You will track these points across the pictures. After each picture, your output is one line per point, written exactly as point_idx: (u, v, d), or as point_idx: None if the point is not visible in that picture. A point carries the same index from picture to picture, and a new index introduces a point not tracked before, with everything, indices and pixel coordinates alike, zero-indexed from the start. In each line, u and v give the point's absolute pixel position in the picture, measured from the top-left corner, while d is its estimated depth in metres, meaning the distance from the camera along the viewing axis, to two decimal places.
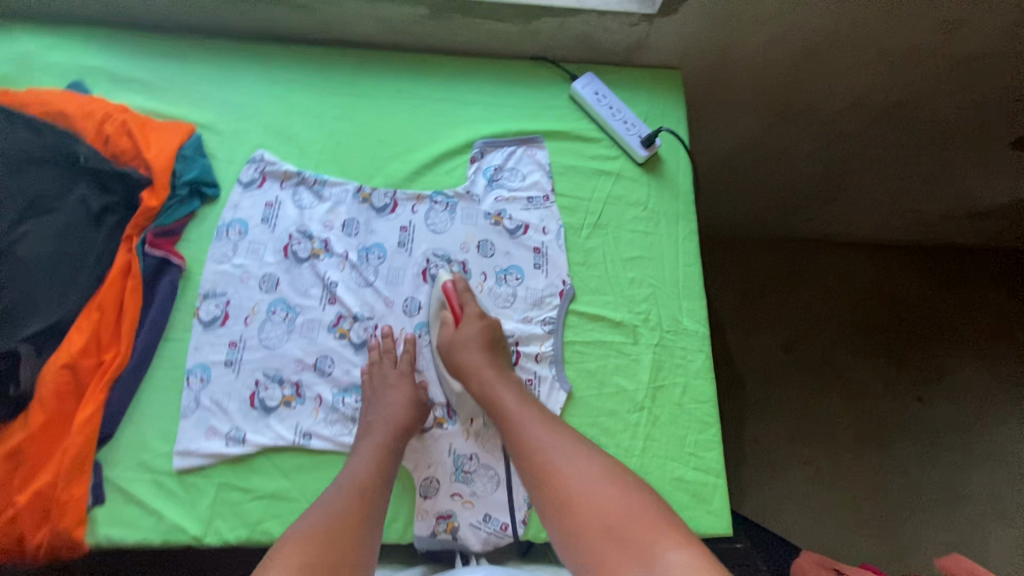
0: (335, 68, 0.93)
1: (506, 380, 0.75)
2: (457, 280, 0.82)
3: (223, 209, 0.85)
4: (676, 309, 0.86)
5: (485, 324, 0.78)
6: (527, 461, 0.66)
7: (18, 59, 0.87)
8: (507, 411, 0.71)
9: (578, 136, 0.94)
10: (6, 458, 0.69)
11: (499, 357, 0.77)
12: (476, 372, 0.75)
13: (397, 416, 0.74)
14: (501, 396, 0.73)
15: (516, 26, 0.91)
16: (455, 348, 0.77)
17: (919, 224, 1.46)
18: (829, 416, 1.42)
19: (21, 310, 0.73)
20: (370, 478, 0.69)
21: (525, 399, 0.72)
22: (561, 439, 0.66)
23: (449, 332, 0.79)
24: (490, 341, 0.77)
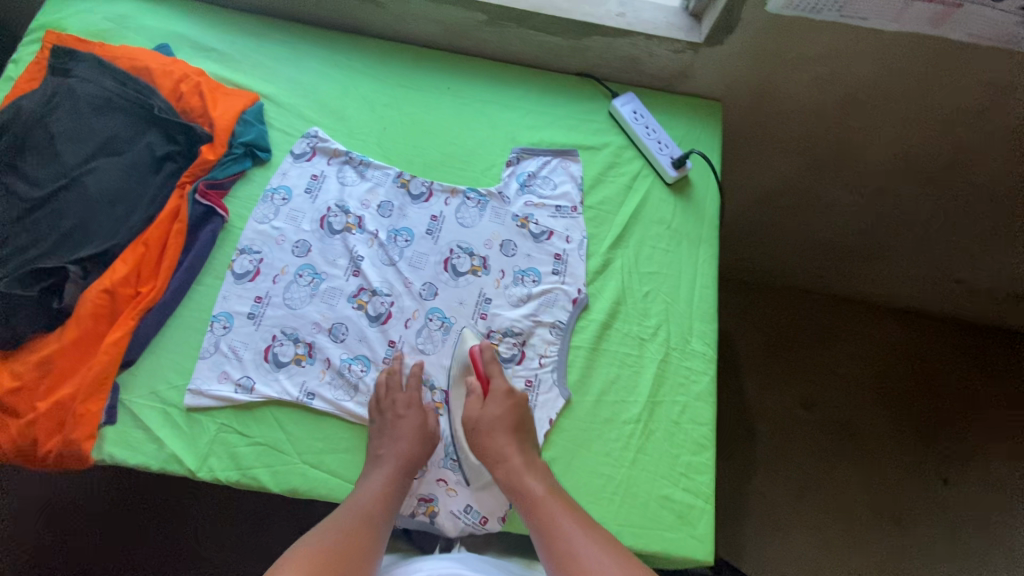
0: (393, 61, 1.00)
1: (534, 469, 0.74)
2: (484, 347, 0.81)
3: (272, 174, 0.90)
4: (687, 329, 0.86)
5: (514, 402, 0.78)
6: (551, 556, 0.66)
7: (117, 19, 0.97)
8: (539, 506, 0.70)
9: (612, 150, 0.96)
10: (37, 365, 0.75)
11: (528, 442, 0.76)
12: (506, 454, 0.74)
13: (406, 448, 0.74)
14: (530, 490, 0.72)
15: (566, 41, 0.96)
16: (482, 428, 0.76)
17: (964, 297, 1.40)
18: (842, 481, 1.35)
19: (79, 236, 0.82)
20: (378, 512, 0.70)
21: (555, 489, 0.72)
22: (587, 535, 0.67)
23: (471, 406, 0.78)
24: (515, 425, 0.76)
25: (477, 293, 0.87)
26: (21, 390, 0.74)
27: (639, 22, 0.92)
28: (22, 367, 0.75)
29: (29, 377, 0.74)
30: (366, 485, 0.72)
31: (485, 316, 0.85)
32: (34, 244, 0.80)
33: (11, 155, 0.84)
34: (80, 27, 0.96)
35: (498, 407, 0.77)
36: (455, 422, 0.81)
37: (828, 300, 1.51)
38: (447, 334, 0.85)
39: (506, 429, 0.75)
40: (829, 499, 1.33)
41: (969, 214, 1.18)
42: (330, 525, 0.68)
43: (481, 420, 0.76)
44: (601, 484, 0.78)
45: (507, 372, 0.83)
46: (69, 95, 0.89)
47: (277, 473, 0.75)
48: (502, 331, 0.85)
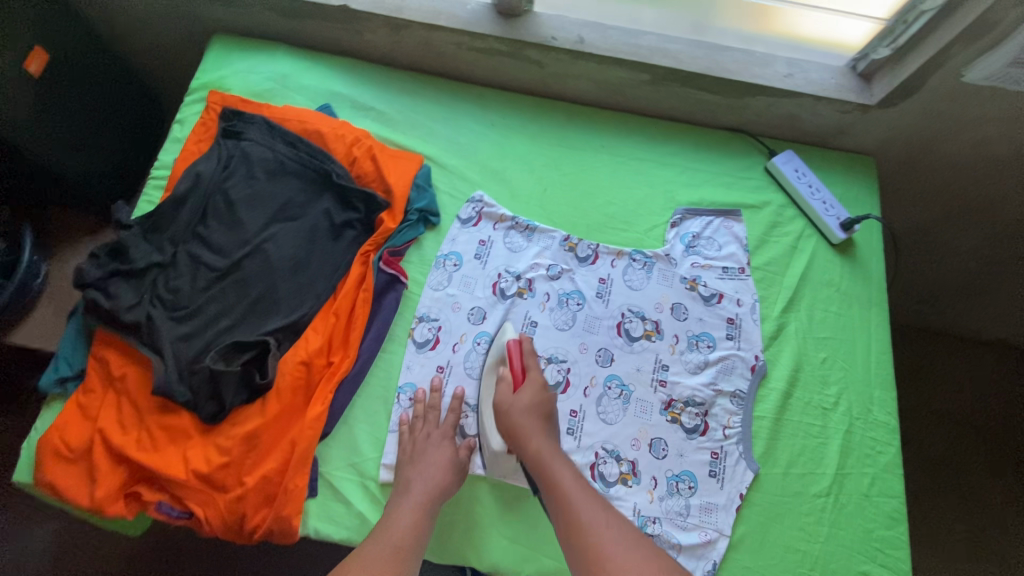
0: (547, 118, 1.00)
1: (559, 456, 0.70)
2: (523, 340, 0.81)
3: (442, 240, 0.91)
4: (867, 398, 0.86)
5: (546, 397, 0.76)
6: (568, 537, 0.62)
7: (277, 78, 0.96)
8: (561, 486, 0.67)
9: (774, 210, 0.96)
10: (242, 440, 0.74)
11: (553, 435, 0.74)
12: (533, 435, 0.72)
13: (438, 479, 0.73)
14: (554, 470, 0.68)
15: (727, 100, 0.96)
16: (512, 414, 0.74)
17: None
18: None
19: (268, 306, 0.82)
20: (410, 540, 0.67)
21: (579, 476, 0.69)
22: (603, 517, 0.63)
23: (504, 393, 0.76)
24: (548, 414, 0.75)
25: (654, 360, 0.86)
26: (227, 466, 0.74)
27: (808, 84, 0.92)
28: (227, 442, 0.74)
29: (235, 452, 0.74)
30: (398, 511, 0.69)
31: (664, 384, 0.84)
32: (224, 314, 0.80)
33: (194, 223, 0.85)
34: (241, 86, 0.95)
35: (532, 396, 0.75)
36: (484, 406, 0.80)
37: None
38: (627, 403, 0.83)
39: (536, 418, 0.74)
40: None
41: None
42: (365, 552, 0.64)
43: (515, 407, 0.74)
44: (798, 559, 0.77)
45: (692, 444, 0.82)
46: (244, 159, 0.89)
47: (481, 547, 0.76)
48: (683, 400, 0.84)
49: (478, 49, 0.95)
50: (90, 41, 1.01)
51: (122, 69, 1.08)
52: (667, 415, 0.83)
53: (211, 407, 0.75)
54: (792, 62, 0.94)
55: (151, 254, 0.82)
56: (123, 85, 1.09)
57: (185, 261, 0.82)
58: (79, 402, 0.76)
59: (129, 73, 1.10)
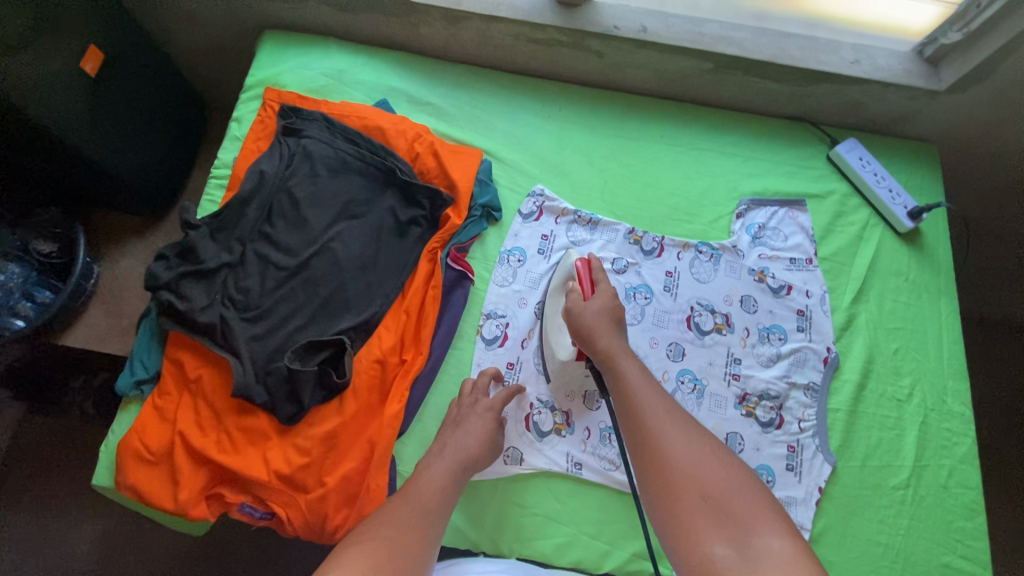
0: (604, 109, 0.99)
1: (630, 353, 0.68)
2: (592, 259, 0.78)
3: (505, 235, 0.90)
4: (942, 389, 0.85)
5: (617, 305, 0.73)
6: (637, 432, 0.61)
7: (333, 73, 0.95)
8: (630, 392, 0.64)
9: (838, 199, 0.95)
10: (323, 440, 0.74)
11: (623, 336, 0.71)
12: (604, 332, 0.69)
13: (474, 451, 0.72)
14: (625, 365, 0.66)
15: (790, 88, 0.94)
16: (582, 316, 0.71)
17: None
18: None
19: (338, 305, 0.81)
20: (437, 502, 0.66)
21: (648, 372, 0.67)
22: (666, 408, 0.62)
23: (575, 299, 0.74)
24: (621, 319, 0.72)
25: (725, 353, 0.85)
26: (308, 467, 0.73)
27: (876, 70, 0.90)
28: (307, 442, 0.74)
29: (315, 453, 0.74)
30: (430, 476, 0.69)
31: (738, 377, 0.84)
32: (295, 313, 0.80)
33: (260, 223, 0.84)
34: (297, 82, 0.94)
35: (604, 302, 0.73)
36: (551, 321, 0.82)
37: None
38: (701, 397, 0.83)
39: (608, 321, 0.71)
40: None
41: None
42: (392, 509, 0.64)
43: (586, 309, 0.72)
44: (879, 552, 0.76)
45: (768, 438, 0.81)
46: (306, 157, 0.88)
47: (561, 543, 0.75)
48: (757, 394, 0.83)
49: (537, 40, 0.93)
50: (139, 38, 1.01)
51: (167, 65, 1.09)
52: (741, 409, 0.82)
53: (290, 408, 0.75)
54: (858, 47, 0.92)
55: (219, 255, 0.81)
56: (169, 82, 1.09)
57: (253, 260, 0.82)
58: (156, 405, 0.76)
59: (173, 70, 1.10)
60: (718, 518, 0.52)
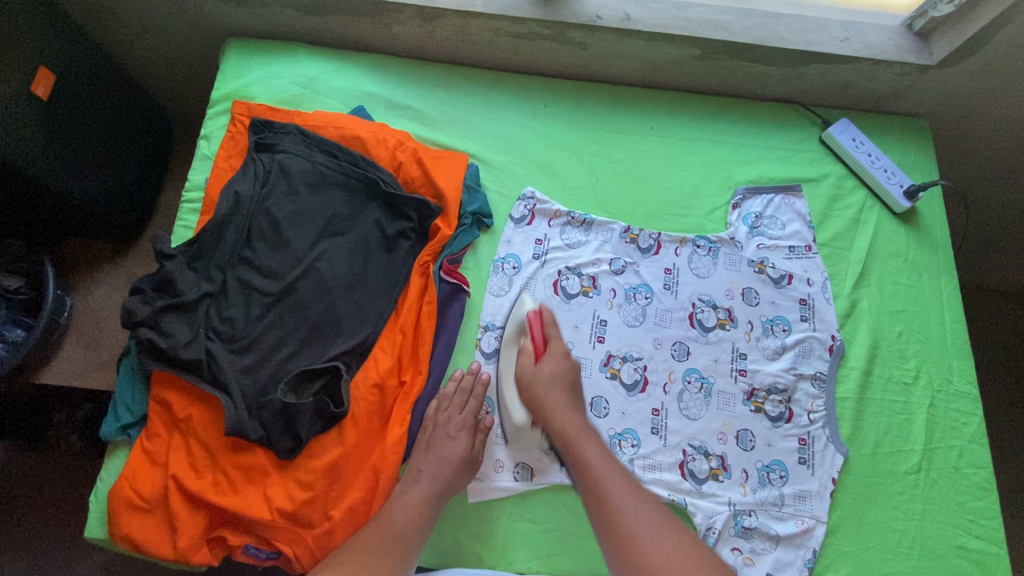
0: (590, 102, 0.95)
1: (584, 428, 0.70)
2: (544, 311, 0.79)
3: (498, 242, 0.87)
4: (947, 369, 0.84)
5: (568, 367, 0.75)
6: (597, 501, 0.64)
7: (304, 82, 0.90)
8: (589, 467, 0.66)
9: (834, 182, 0.93)
10: (326, 471, 0.71)
11: (577, 404, 0.74)
12: (557, 409, 0.71)
13: (446, 474, 0.71)
14: (580, 445, 0.68)
15: (780, 70, 0.92)
16: (535, 384, 0.73)
17: None
18: None
19: (329, 329, 0.77)
20: (410, 529, 0.67)
21: (606, 450, 0.69)
22: (628, 494, 0.64)
23: (526, 363, 0.76)
24: (572, 385, 0.74)
25: (731, 349, 0.83)
26: (311, 502, 0.70)
27: (866, 48, 0.87)
28: (310, 475, 0.71)
29: (318, 486, 0.71)
30: (403, 501, 0.68)
31: (744, 373, 0.82)
32: (284, 341, 0.76)
33: (240, 247, 0.79)
34: (267, 94, 0.89)
35: (555, 367, 0.74)
36: (501, 379, 0.79)
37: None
38: (709, 396, 0.81)
39: (561, 389, 0.73)
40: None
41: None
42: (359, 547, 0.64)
43: (538, 377, 0.74)
44: (895, 539, 0.76)
45: (779, 432, 0.80)
46: (283, 174, 0.83)
47: (581, 557, 0.74)
48: (765, 388, 0.82)
49: (516, 35, 0.89)
50: (86, 53, 0.94)
51: (121, 78, 1.01)
52: (750, 405, 0.81)
53: (288, 442, 0.72)
54: (847, 25, 0.89)
55: (199, 285, 0.77)
56: (126, 97, 1.02)
57: (235, 288, 0.77)
58: (146, 449, 0.72)
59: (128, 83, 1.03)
60: None
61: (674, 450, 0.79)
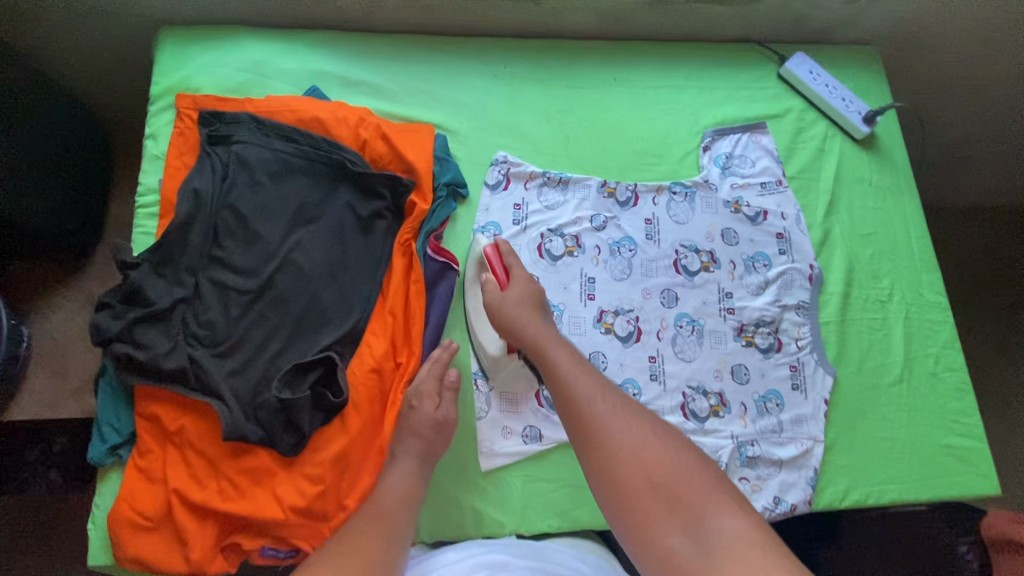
0: (550, 60, 0.93)
1: (556, 338, 0.68)
2: (500, 243, 0.78)
3: (476, 212, 0.85)
4: (917, 283, 0.88)
5: (534, 288, 0.74)
6: (568, 398, 0.59)
7: (250, 66, 0.85)
8: (556, 367, 0.63)
9: (796, 115, 0.94)
10: (334, 462, 0.70)
11: (546, 321, 0.72)
12: (527, 323, 0.70)
13: (422, 445, 0.71)
14: (551, 351, 0.66)
15: (734, 9, 0.92)
16: (501, 307, 0.72)
17: None
18: None
19: (316, 319, 0.75)
20: (400, 503, 0.66)
21: (575, 355, 0.65)
22: (598, 386, 0.60)
23: (491, 290, 0.75)
24: (539, 306, 0.73)
25: (717, 290, 0.85)
26: (324, 494, 0.69)
27: None
28: (318, 468, 0.70)
29: (329, 478, 0.69)
30: (387, 479, 0.68)
31: (732, 311, 0.84)
32: (271, 338, 0.73)
33: (208, 247, 0.75)
34: (212, 83, 0.84)
35: (521, 289, 0.74)
36: (474, 326, 0.79)
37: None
38: (701, 337, 0.83)
39: (530, 306, 0.72)
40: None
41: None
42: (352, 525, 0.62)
43: (506, 300, 0.73)
44: (887, 447, 0.81)
45: (771, 363, 0.83)
46: (242, 166, 0.79)
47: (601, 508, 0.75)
48: (753, 322, 0.84)
49: None
50: None
51: (46, 86, 0.94)
52: (740, 340, 0.83)
53: (290, 438, 0.70)
54: None
55: (170, 290, 0.73)
56: (54, 106, 0.95)
57: (210, 290, 0.74)
58: (139, 467, 0.69)
59: (56, 90, 0.96)
60: (665, 501, 0.50)
61: (674, 394, 0.81)
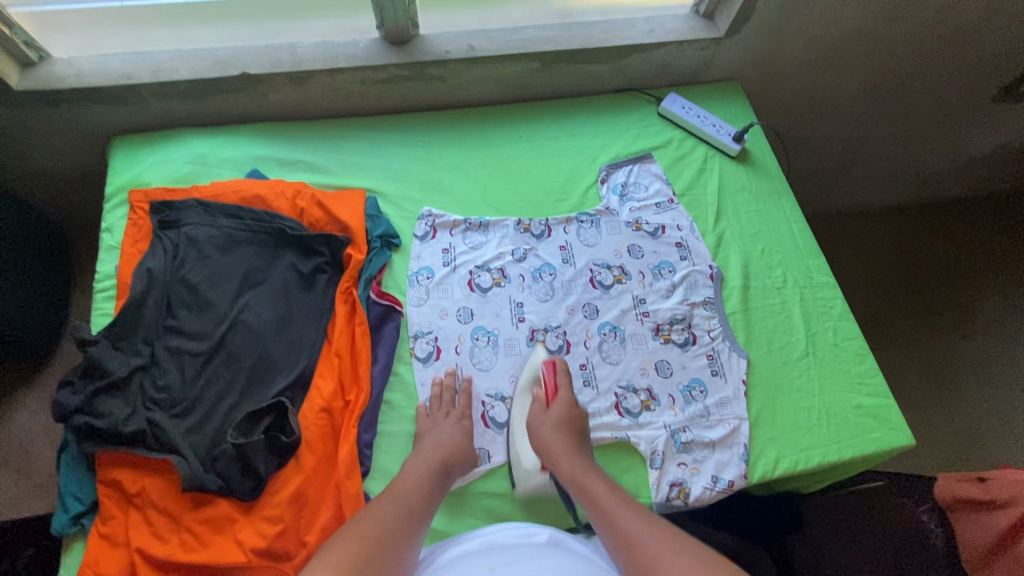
0: (462, 125, 1.08)
1: (590, 468, 0.78)
2: (555, 360, 0.87)
3: (408, 259, 0.95)
4: (806, 268, 1.00)
5: (574, 413, 0.82)
6: (620, 545, 0.69)
7: (196, 158, 0.97)
8: (600, 502, 0.73)
9: (678, 144, 1.10)
10: (292, 501, 0.74)
11: (584, 450, 0.80)
12: (564, 455, 0.78)
13: (450, 449, 0.77)
14: (591, 486, 0.75)
15: (609, 65, 1.09)
16: (544, 431, 0.81)
17: (970, 181, 1.59)
18: (1004, 378, 1.37)
19: (267, 371, 0.82)
20: (418, 501, 0.71)
21: (614, 488, 0.76)
22: (644, 524, 0.69)
23: (536, 411, 0.83)
24: (579, 431, 0.81)
25: (631, 298, 0.95)
26: (284, 533, 0.72)
27: (668, 34, 1.07)
28: (276, 509, 0.73)
29: (288, 516, 0.73)
30: (409, 474, 0.74)
31: (648, 314, 0.94)
32: (225, 393, 0.79)
33: (162, 318, 0.83)
34: (161, 178, 0.95)
35: (562, 412, 0.82)
36: (517, 428, 0.85)
37: (895, 218, 1.64)
38: (624, 340, 0.92)
39: (568, 433, 0.80)
40: (996, 369, 1.37)
41: (985, 115, 1.38)
42: (370, 519, 0.67)
43: (546, 423, 0.81)
44: (806, 415, 0.88)
45: (689, 354, 0.92)
46: (191, 244, 0.88)
47: (554, 509, 0.81)
48: (668, 321, 0.94)
49: (381, 80, 1.01)
50: None
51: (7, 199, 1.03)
52: (659, 338, 0.93)
53: (249, 483, 0.74)
54: (649, 20, 1.09)
55: (128, 361, 0.79)
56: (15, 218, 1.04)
57: (166, 356, 0.80)
58: (103, 533, 0.71)
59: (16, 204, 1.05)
60: None
61: (607, 395, 0.88)
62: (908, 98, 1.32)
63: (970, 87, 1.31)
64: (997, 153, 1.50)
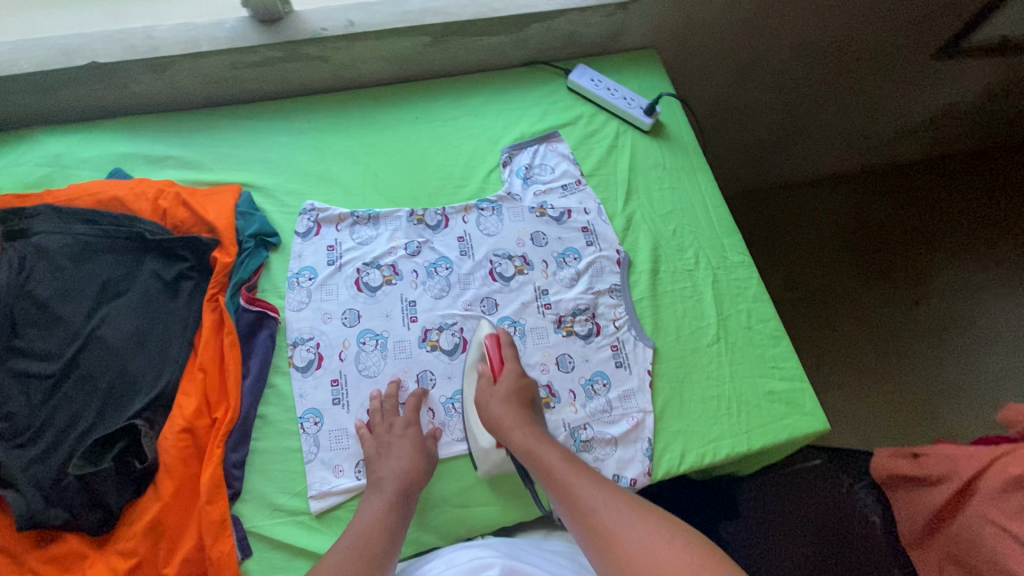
0: (353, 109, 1.00)
1: (544, 438, 0.71)
2: (500, 333, 0.81)
3: (289, 259, 0.88)
4: (720, 247, 0.95)
5: (525, 382, 0.77)
6: (575, 510, 0.63)
7: (52, 158, 0.89)
8: (553, 471, 0.67)
9: (587, 120, 1.03)
10: (147, 531, 0.68)
11: (534, 419, 0.75)
12: (515, 426, 0.72)
13: (408, 470, 0.72)
14: (543, 455, 0.69)
15: (509, 37, 1.01)
16: (494, 403, 0.75)
17: (926, 138, 1.57)
18: (956, 345, 1.40)
19: (124, 390, 0.75)
20: (382, 540, 0.66)
21: (566, 453, 0.70)
22: (600, 489, 0.64)
23: (484, 386, 0.77)
24: (528, 403, 0.76)
25: (533, 290, 0.89)
26: (138, 567, 0.67)
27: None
28: (130, 541, 0.68)
29: (142, 549, 0.68)
30: (363, 516, 0.68)
31: (549, 306, 0.88)
32: (79, 419, 0.72)
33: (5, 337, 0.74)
34: (10, 182, 0.87)
35: (510, 383, 0.76)
36: (468, 409, 0.79)
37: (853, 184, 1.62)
38: (524, 336, 0.86)
39: (516, 404, 0.75)
40: (944, 337, 1.41)
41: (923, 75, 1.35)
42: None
43: (495, 397, 0.75)
44: (715, 404, 0.84)
45: (593, 346, 0.86)
46: (40, 253, 0.79)
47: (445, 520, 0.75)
48: (570, 312, 0.88)
49: (254, 64, 0.93)
50: None
51: None
52: (561, 331, 0.87)
53: (97, 515, 0.68)
54: None
55: None
56: None
57: (8, 381, 0.72)
58: None
59: None
60: None
61: None
62: (841, 58, 1.25)
63: (904, 45, 1.25)
64: (946, 114, 1.48)
